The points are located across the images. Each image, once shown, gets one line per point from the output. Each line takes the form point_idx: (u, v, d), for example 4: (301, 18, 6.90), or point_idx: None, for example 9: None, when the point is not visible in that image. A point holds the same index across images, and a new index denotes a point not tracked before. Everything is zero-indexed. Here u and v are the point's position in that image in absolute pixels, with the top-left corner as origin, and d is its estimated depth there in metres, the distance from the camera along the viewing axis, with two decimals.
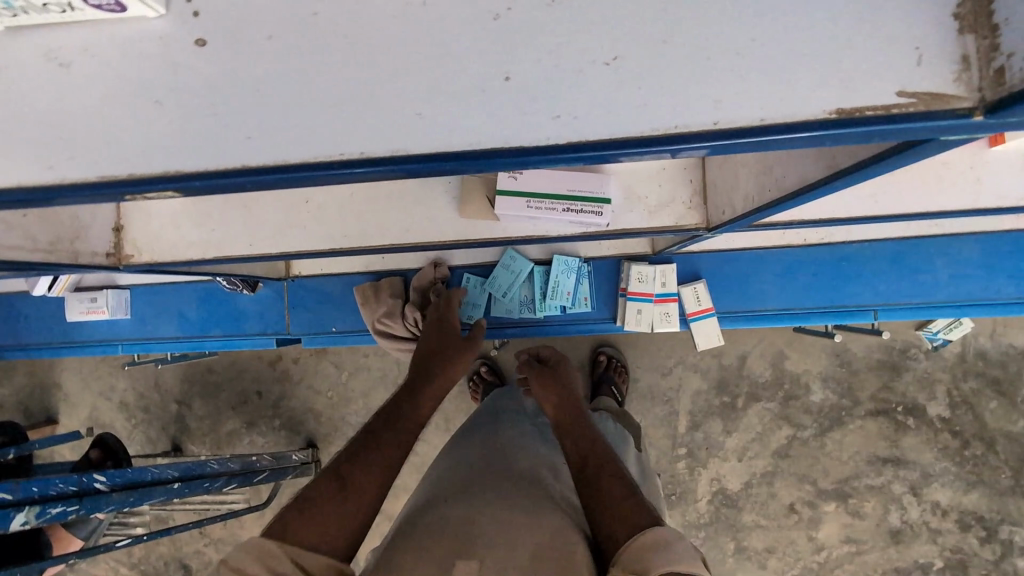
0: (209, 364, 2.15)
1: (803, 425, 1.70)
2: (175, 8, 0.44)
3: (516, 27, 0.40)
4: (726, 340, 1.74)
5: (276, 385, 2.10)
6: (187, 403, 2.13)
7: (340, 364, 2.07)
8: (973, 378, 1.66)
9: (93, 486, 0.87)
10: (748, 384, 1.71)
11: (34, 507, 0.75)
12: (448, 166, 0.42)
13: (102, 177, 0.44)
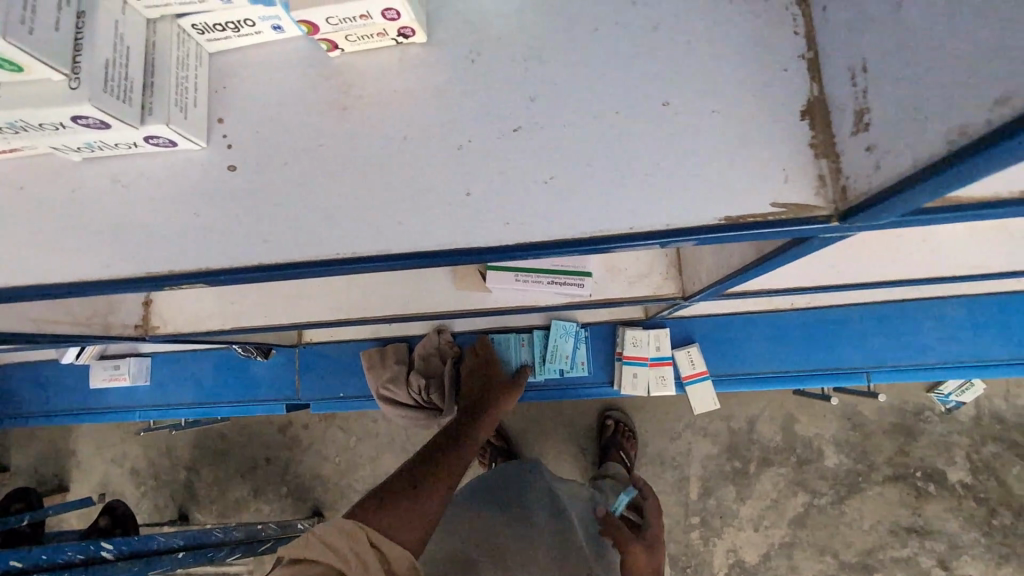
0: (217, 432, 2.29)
1: (820, 492, 1.81)
2: (215, 143, 0.56)
3: (472, 156, 0.52)
4: (738, 405, 1.88)
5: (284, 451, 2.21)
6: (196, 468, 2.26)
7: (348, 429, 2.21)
8: (991, 442, 1.78)
9: (103, 553, 1.14)
10: (759, 449, 1.85)
11: None
12: (420, 262, 0.52)
13: (147, 272, 0.55)
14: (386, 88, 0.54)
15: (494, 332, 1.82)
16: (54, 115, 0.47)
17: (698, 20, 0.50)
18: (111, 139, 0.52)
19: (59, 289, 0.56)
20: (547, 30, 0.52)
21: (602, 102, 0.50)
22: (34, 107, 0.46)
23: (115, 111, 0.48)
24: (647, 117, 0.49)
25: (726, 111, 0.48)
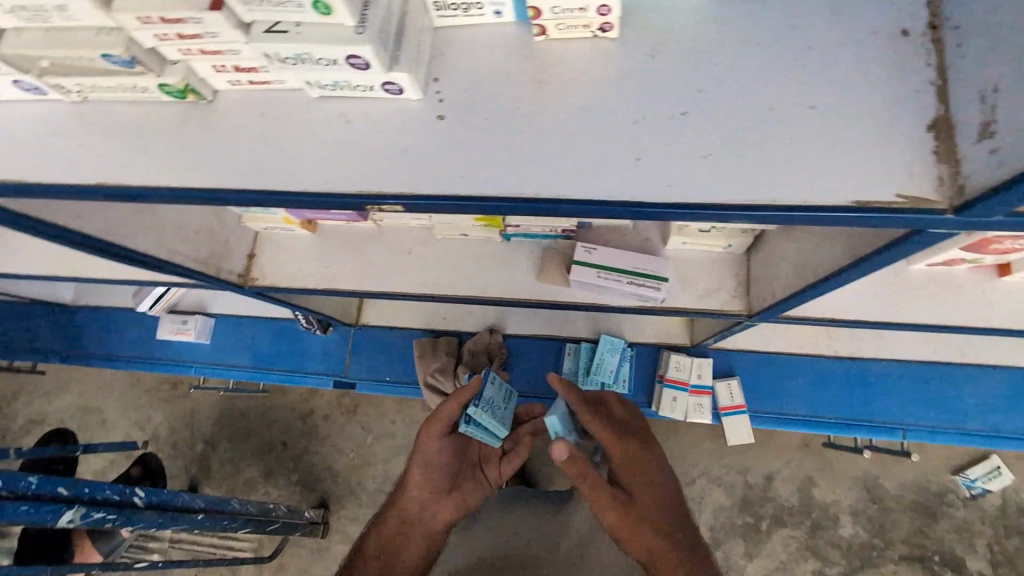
0: (242, 412, 2.93)
1: (833, 561, 2.14)
2: (429, 97, 0.69)
3: (645, 128, 0.64)
4: (760, 463, 2.26)
5: (300, 440, 2.86)
6: (213, 444, 2.90)
7: (365, 427, 2.85)
8: (1015, 536, 2.12)
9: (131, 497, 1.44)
10: (775, 507, 2.21)
11: (79, 510, 1.26)
12: (588, 209, 0.63)
13: (358, 191, 0.68)
14: (580, 70, 0.67)
15: (545, 336, 2.08)
16: (335, 53, 0.61)
17: (847, 46, 0.62)
18: (357, 80, 0.66)
19: (285, 197, 0.70)
20: (720, 39, 0.65)
21: (759, 98, 0.62)
22: (325, 43, 0.60)
23: (380, 54, 0.61)
24: (798, 115, 0.61)
25: (866, 117, 0.59)
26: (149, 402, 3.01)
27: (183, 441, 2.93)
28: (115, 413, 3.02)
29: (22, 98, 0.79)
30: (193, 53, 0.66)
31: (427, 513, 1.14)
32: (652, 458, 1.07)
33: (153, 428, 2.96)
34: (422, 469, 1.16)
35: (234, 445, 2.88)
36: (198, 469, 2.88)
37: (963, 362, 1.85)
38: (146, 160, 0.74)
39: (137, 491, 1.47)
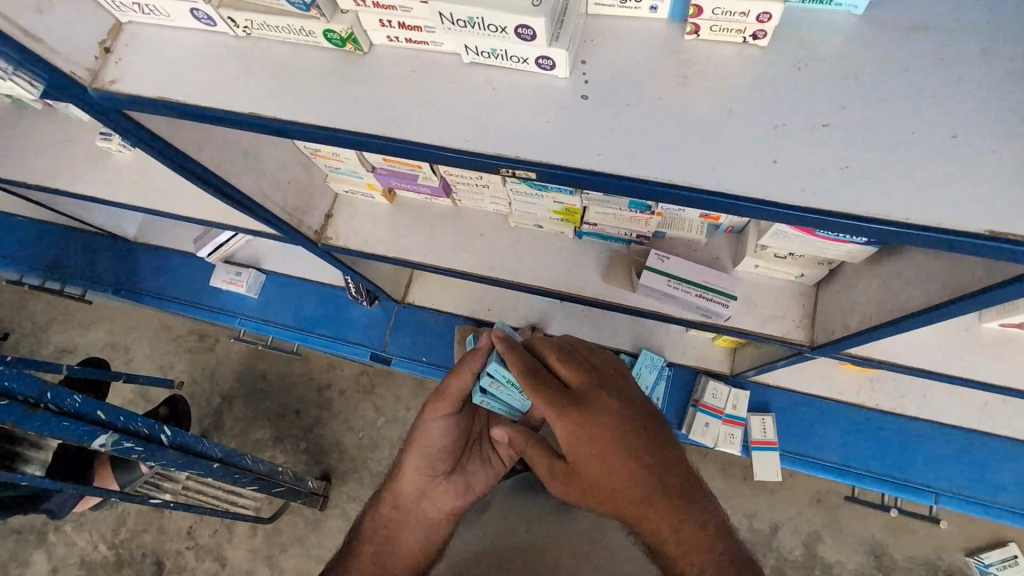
0: (263, 375, 2.99)
1: None
2: (574, 77, 0.73)
3: (783, 133, 0.66)
4: (767, 510, 2.39)
5: (315, 410, 2.91)
6: (231, 401, 2.96)
7: (378, 409, 2.89)
8: None
9: (161, 435, 1.51)
10: (777, 555, 2.33)
11: (113, 435, 1.34)
12: (718, 201, 0.66)
13: (497, 153, 0.72)
14: (724, 72, 0.70)
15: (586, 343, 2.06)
16: (508, 21, 0.65)
17: (996, 83, 0.64)
18: (513, 51, 0.70)
19: (428, 150, 0.75)
20: (868, 60, 0.67)
21: (901, 120, 0.64)
22: (500, 11, 0.65)
23: (547, 28, 0.65)
24: (937, 142, 0.63)
25: (1006, 153, 0.61)
26: (175, 350, 3.10)
27: (203, 393, 3.00)
28: (142, 354, 3.11)
29: (188, 25, 0.85)
30: (367, 5, 0.71)
31: (426, 499, 1.13)
32: (616, 410, 0.89)
33: (176, 374, 3.05)
34: (421, 451, 1.14)
35: (251, 405, 2.94)
36: (211, 423, 2.95)
37: (1004, 436, 1.82)
38: (302, 100, 0.80)
39: (164, 428, 1.51)
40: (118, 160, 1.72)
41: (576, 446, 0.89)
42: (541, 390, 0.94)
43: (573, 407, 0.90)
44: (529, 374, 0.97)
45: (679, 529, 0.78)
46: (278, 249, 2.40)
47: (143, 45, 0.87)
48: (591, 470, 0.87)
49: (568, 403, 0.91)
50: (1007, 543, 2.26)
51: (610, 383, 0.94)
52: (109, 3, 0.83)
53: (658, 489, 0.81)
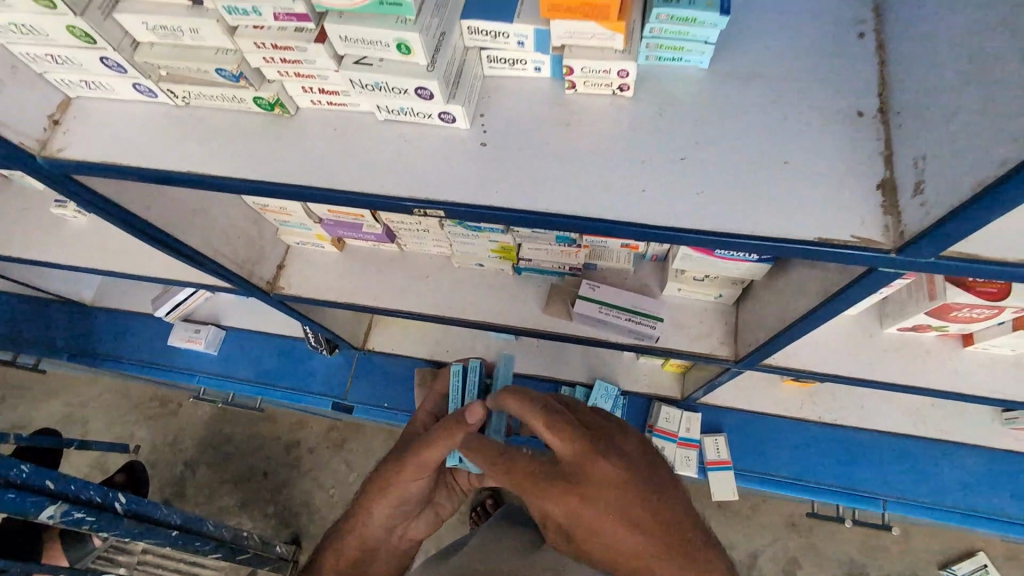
0: (226, 438, 2.94)
1: None
2: (474, 128, 0.85)
3: (649, 166, 0.78)
4: (742, 538, 2.41)
5: (283, 470, 2.86)
6: (193, 467, 2.89)
7: (347, 463, 2.85)
8: None
9: (115, 504, 1.47)
10: None
11: (62, 505, 1.31)
12: (599, 226, 0.76)
13: (410, 196, 0.82)
14: (599, 119, 0.82)
15: (543, 377, 2.13)
16: (408, 84, 0.77)
17: (815, 118, 0.77)
18: (418, 108, 0.82)
19: (350, 196, 0.84)
20: (714, 102, 0.80)
21: (743, 151, 0.77)
22: (401, 76, 0.76)
23: (442, 89, 0.77)
24: (772, 168, 0.75)
25: (827, 173, 0.74)
26: (134, 417, 3.03)
27: (163, 460, 2.92)
28: (99, 425, 3.03)
29: (133, 97, 0.94)
30: (288, 76, 0.82)
31: (398, 535, 1.23)
32: (610, 474, 0.82)
33: (136, 443, 2.97)
34: (396, 505, 1.17)
35: (214, 470, 2.87)
36: (173, 492, 2.86)
37: (940, 438, 1.91)
38: (237, 158, 0.89)
39: (118, 495, 1.49)
40: (73, 226, 1.76)
41: (578, 526, 0.81)
42: (528, 482, 0.86)
43: (564, 485, 0.83)
44: (513, 465, 0.89)
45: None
46: (237, 305, 2.43)
47: (91, 117, 0.95)
48: (597, 544, 0.81)
49: (558, 488, 0.83)
50: (976, 553, 2.33)
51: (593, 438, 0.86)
52: (58, 82, 0.92)
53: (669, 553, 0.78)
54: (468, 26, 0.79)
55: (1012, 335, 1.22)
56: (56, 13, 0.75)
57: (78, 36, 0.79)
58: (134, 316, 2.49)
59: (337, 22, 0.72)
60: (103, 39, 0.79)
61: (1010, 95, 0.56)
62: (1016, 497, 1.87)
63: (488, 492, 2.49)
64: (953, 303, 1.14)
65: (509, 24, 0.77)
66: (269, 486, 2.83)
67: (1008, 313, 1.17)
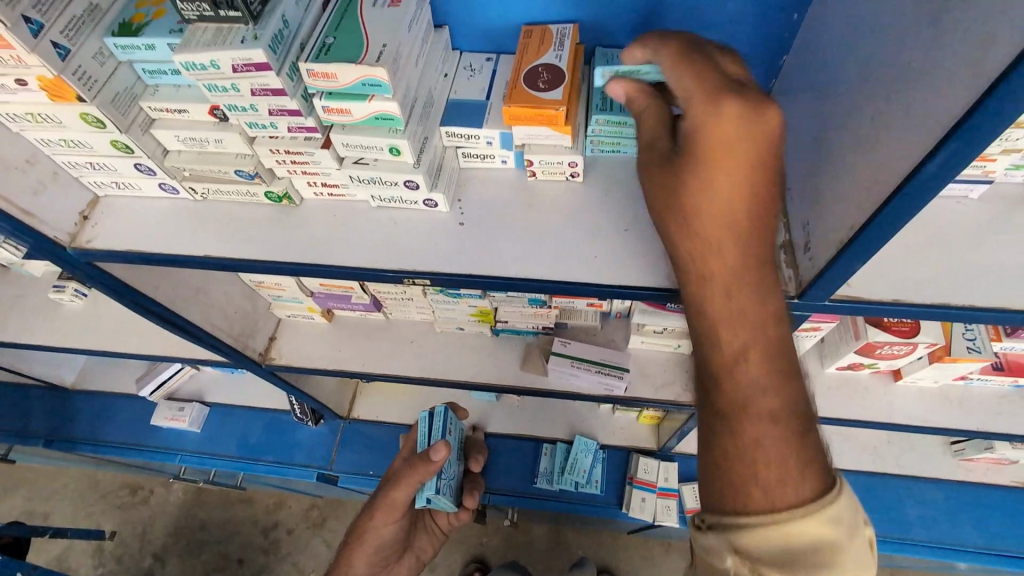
0: (202, 523, 2.87)
1: None
2: (453, 210, 1.01)
3: (599, 237, 0.95)
4: None
5: (261, 553, 2.77)
6: (164, 557, 2.79)
7: (329, 542, 2.79)
8: None
9: None
10: None
11: None
12: (560, 287, 0.92)
13: (400, 268, 0.97)
14: (557, 200, 1.00)
15: (525, 436, 2.22)
16: (398, 178, 0.93)
17: None
18: (406, 196, 0.98)
19: (347, 271, 0.98)
20: None
21: None
22: (392, 172, 0.92)
23: (426, 181, 0.94)
24: None
25: None
26: (105, 506, 2.95)
27: (135, 551, 2.82)
28: (68, 516, 2.94)
29: (155, 194, 1.09)
30: (296, 173, 0.98)
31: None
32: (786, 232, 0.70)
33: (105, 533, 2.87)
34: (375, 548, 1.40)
35: (188, 558, 2.77)
36: None
37: (901, 474, 2.02)
38: (248, 243, 1.03)
39: None
40: (68, 309, 1.84)
41: (727, 229, 0.68)
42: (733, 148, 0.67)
43: (762, 180, 0.68)
44: (741, 101, 0.68)
45: (761, 403, 0.69)
46: (222, 380, 2.47)
47: (116, 212, 1.09)
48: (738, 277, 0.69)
49: (750, 165, 0.67)
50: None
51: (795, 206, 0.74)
52: (91, 183, 1.07)
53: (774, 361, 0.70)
54: (446, 131, 0.97)
55: (929, 369, 1.38)
56: (104, 131, 0.90)
57: (119, 148, 0.94)
58: (115, 397, 2.50)
59: (341, 132, 0.89)
60: (140, 149, 0.94)
61: (850, 176, 0.74)
62: (977, 526, 1.96)
63: (475, 564, 2.46)
64: (874, 342, 1.31)
65: (479, 129, 0.96)
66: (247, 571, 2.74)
67: (924, 349, 1.33)
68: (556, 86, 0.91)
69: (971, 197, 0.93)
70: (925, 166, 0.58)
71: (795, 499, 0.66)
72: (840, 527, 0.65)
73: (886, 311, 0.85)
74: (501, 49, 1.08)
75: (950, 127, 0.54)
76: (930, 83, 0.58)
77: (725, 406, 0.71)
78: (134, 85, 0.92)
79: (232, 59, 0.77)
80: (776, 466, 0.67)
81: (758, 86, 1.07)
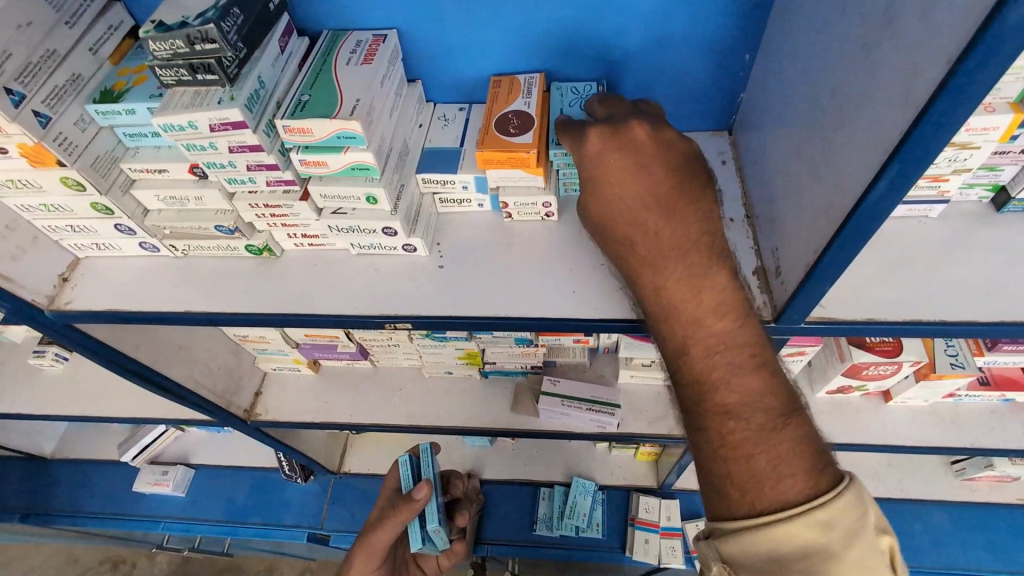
0: None
1: None
2: (432, 254, 1.03)
3: (576, 274, 0.97)
4: None
5: None
6: None
7: None
8: None
9: None
10: None
11: None
12: (542, 323, 0.92)
13: (383, 314, 0.97)
14: (534, 240, 1.02)
15: (521, 480, 2.16)
16: (377, 225, 0.95)
17: None
18: (385, 243, 1.00)
19: (331, 319, 0.98)
20: None
21: None
22: (371, 220, 0.94)
23: (404, 226, 0.96)
24: None
25: None
26: None
27: None
28: None
29: (136, 254, 1.10)
30: (276, 226, 1.00)
31: None
32: (697, 228, 0.80)
33: None
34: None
35: None
36: None
37: (906, 498, 1.98)
38: (230, 296, 1.03)
39: None
40: (48, 375, 1.81)
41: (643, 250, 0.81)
42: (615, 173, 0.82)
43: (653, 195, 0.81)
44: (608, 133, 0.83)
45: (721, 392, 0.76)
46: (207, 441, 2.41)
47: (96, 273, 1.09)
48: (659, 280, 0.79)
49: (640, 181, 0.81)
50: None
51: (710, 193, 0.83)
52: (71, 246, 1.07)
53: (716, 350, 0.76)
54: (423, 178, 1.00)
55: (918, 388, 1.39)
56: (84, 194, 0.92)
57: (99, 210, 0.95)
58: (96, 464, 2.41)
59: (319, 183, 0.91)
60: (120, 210, 0.95)
61: (809, 200, 0.76)
62: (989, 549, 1.91)
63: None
64: (860, 363, 1.31)
65: (454, 174, 0.99)
66: None
67: (909, 367, 1.34)
68: (525, 130, 0.95)
69: (932, 216, 0.97)
70: (875, 186, 0.60)
71: (783, 494, 0.69)
72: (831, 531, 0.66)
73: (863, 331, 0.86)
74: (473, 99, 1.12)
75: (890, 151, 0.57)
76: (872, 109, 0.61)
77: (693, 400, 0.78)
78: (115, 148, 0.94)
79: (208, 119, 0.80)
80: (748, 459, 0.72)
81: (721, 122, 1.12)
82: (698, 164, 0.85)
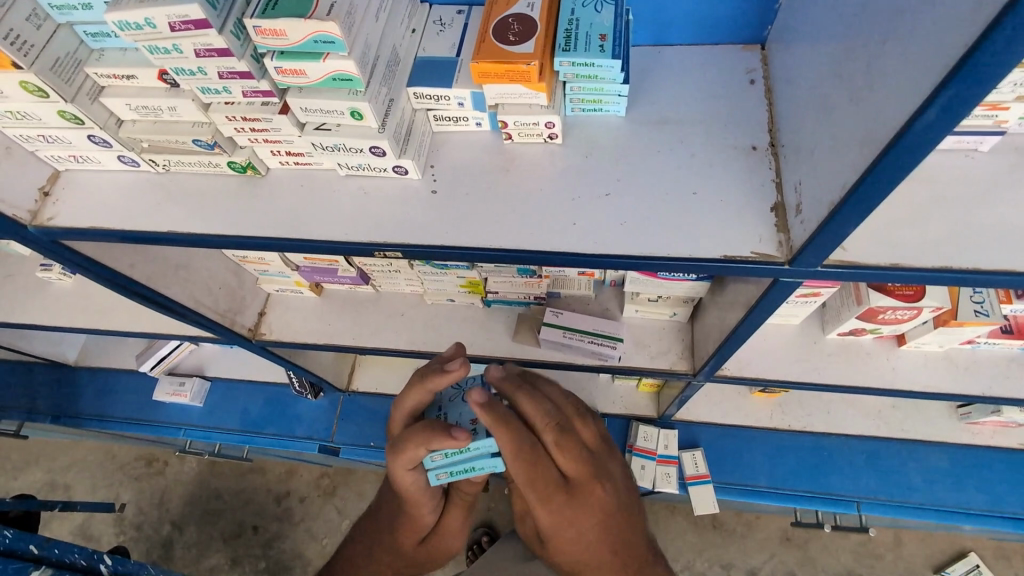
0: (216, 492, 2.94)
1: None
2: (425, 178, 0.96)
3: (575, 205, 0.90)
4: (741, 555, 2.44)
5: (276, 520, 2.84)
6: (180, 525, 2.87)
7: (339, 511, 2.84)
8: None
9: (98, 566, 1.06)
10: None
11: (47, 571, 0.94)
12: (538, 256, 0.87)
13: (371, 240, 0.92)
14: (535, 165, 0.94)
15: None
16: (363, 145, 0.88)
17: (718, 155, 0.90)
18: (373, 163, 0.92)
19: (319, 244, 0.94)
20: (632, 146, 0.93)
21: (655, 187, 0.89)
22: (356, 138, 0.86)
23: (393, 147, 0.88)
24: (681, 198, 0.87)
25: (728, 200, 0.86)
26: (121, 477, 3.03)
27: (151, 519, 2.91)
28: (85, 488, 3.02)
29: (117, 168, 1.04)
30: (258, 142, 0.93)
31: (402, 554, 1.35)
32: (585, 483, 0.99)
33: (122, 502, 2.96)
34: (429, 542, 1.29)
35: (202, 526, 2.85)
36: (163, 552, 2.82)
37: (906, 437, 1.98)
38: (214, 216, 0.99)
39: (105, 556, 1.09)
40: (58, 288, 1.83)
41: (581, 540, 0.99)
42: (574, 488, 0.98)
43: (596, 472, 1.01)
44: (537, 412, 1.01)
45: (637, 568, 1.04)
46: (222, 356, 2.48)
47: (78, 187, 1.05)
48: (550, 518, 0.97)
49: (597, 509, 0.99)
50: (967, 553, 2.36)
51: (603, 469, 1.02)
52: (49, 158, 1.02)
53: (592, 541, 1.00)
54: (414, 92, 0.91)
55: (935, 334, 1.33)
56: (48, 101, 0.85)
57: (67, 118, 0.89)
58: (117, 373, 2.52)
59: (298, 95, 0.84)
60: (90, 119, 0.89)
61: (842, 130, 0.67)
62: (981, 488, 1.93)
63: (482, 529, 2.52)
64: (877, 306, 1.25)
65: (449, 89, 0.89)
66: (261, 538, 2.81)
67: (928, 313, 1.28)
68: (527, 39, 0.84)
69: (980, 150, 0.86)
70: (923, 114, 0.51)
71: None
72: None
73: (885, 277, 0.79)
74: (473, 1, 1.00)
75: (948, 71, 0.48)
76: (931, 21, 0.51)
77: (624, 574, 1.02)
78: (77, 49, 0.86)
79: (167, 16, 0.71)
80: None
81: (752, 34, 0.99)
82: (591, 454, 1.03)
